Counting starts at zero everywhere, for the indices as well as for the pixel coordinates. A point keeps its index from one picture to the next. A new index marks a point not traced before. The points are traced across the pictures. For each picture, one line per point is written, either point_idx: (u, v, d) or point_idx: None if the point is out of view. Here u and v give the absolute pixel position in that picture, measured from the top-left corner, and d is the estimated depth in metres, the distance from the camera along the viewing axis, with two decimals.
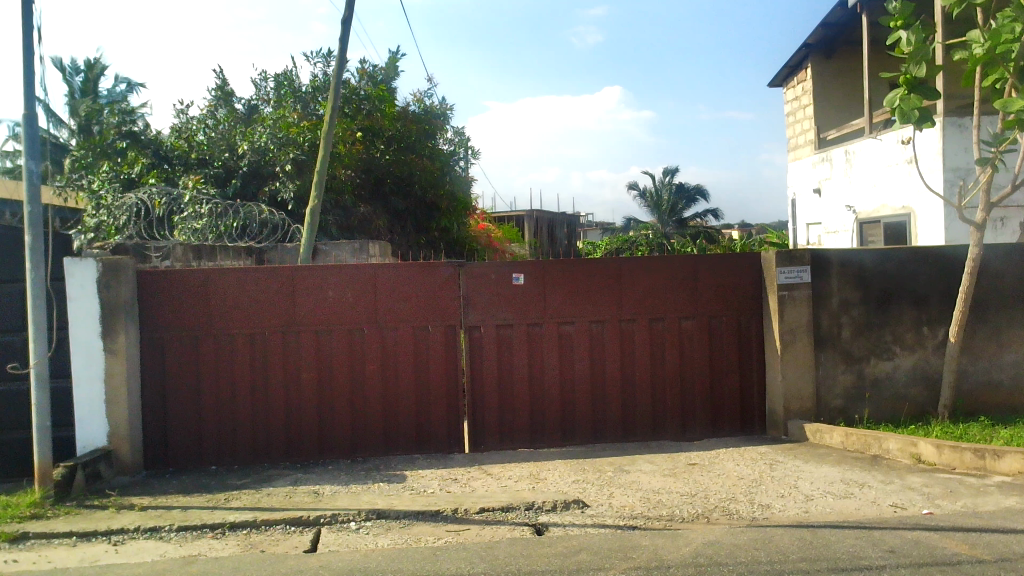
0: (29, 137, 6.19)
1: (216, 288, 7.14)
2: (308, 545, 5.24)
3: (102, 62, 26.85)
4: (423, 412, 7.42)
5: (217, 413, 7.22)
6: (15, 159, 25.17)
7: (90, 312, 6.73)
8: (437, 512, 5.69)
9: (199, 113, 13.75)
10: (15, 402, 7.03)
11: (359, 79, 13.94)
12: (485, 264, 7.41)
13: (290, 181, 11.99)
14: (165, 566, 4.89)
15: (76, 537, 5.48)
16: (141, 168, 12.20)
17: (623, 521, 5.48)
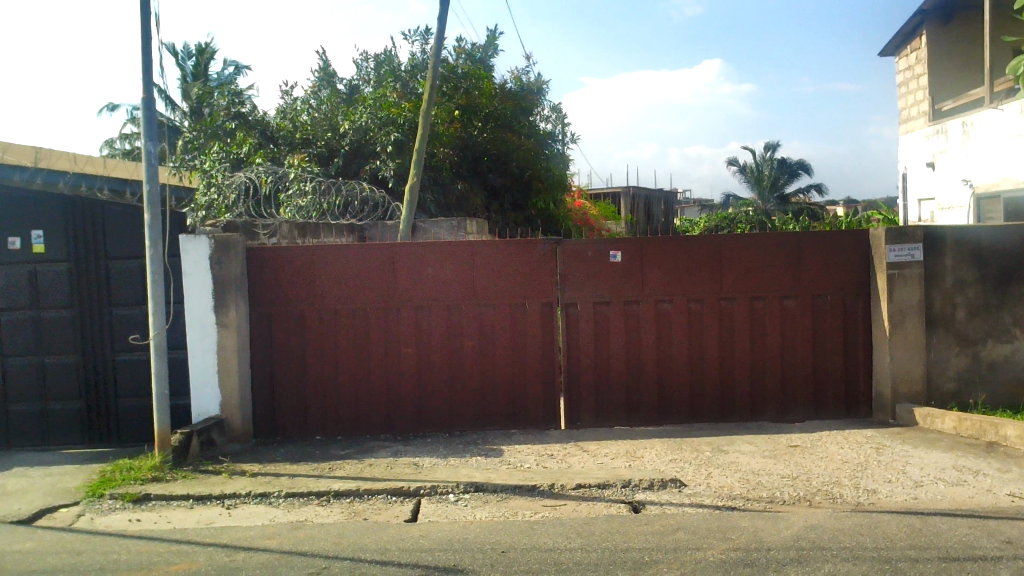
0: (147, 121, 6.50)
1: (320, 265, 7.36)
2: (409, 515, 5.39)
3: (213, 48, 27.83)
4: (519, 389, 7.48)
5: (321, 386, 7.46)
6: (134, 141, 26.44)
7: (204, 287, 7.06)
8: (534, 487, 5.74)
9: (303, 93, 14.14)
10: (136, 371, 7.44)
11: (456, 58, 14.07)
12: (583, 241, 7.39)
13: (391, 160, 12.24)
14: (275, 531, 5.11)
15: (192, 500, 5.79)
16: (249, 149, 12.63)
17: (722, 502, 5.41)
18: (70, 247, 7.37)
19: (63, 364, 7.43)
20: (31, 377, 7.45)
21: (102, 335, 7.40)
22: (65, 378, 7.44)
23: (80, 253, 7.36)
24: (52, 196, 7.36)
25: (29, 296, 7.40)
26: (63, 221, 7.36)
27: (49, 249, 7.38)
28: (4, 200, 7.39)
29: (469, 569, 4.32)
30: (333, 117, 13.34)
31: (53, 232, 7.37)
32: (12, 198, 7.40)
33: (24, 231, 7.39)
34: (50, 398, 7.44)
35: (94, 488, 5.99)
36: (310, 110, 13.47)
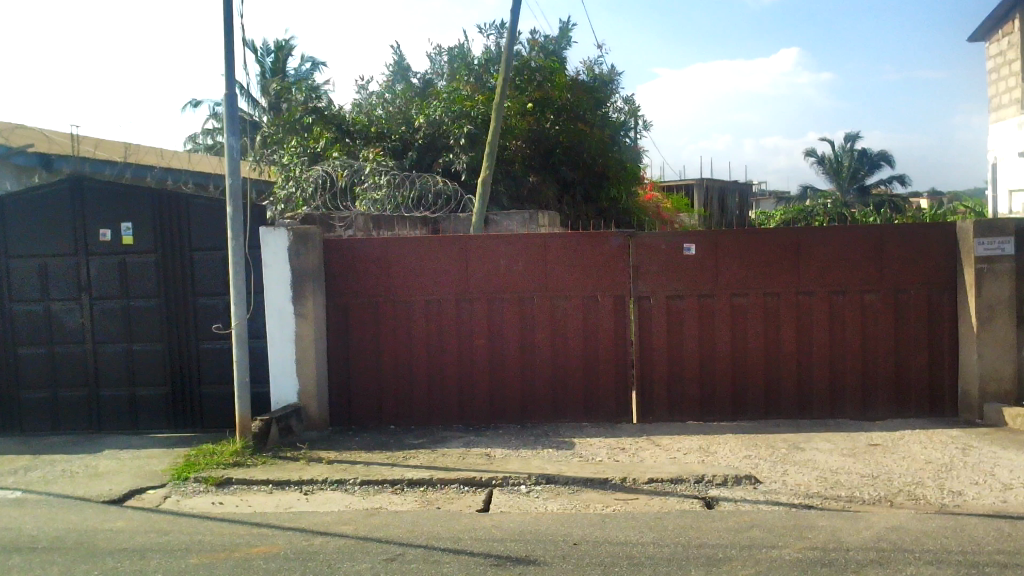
0: (230, 116, 6.69)
1: (395, 256, 7.46)
2: (481, 505, 5.43)
3: (291, 44, 28.42)
4: (591, 382, 7.46)
5: (395, 375, 7.57)
6: (215, 135, 27.23)
7: (283, 278, 7.24)
8: (605, 480, 5.72)
9: (378, 88, 14.34)
10: (218, 359, 7.68)
11: (529, 50, 14.14)
12: (657, 233, 7.32)
13: (464, 153, 12.36)
14: (350, 517, 5.22)
15: (272, 485, 5.95)
16: (326, 143, 12.91)
17: (799, 500, 5.31)
18: (157, 239, 7.64)
19: (150, 351, 7.72)
20: (120, 365, 7.76)
21: (186, 324, 7.67)
22: (152, 365, 7.73)
23: (167, 244, 7.63)
24: (140, 190, 7.63)
25: (119, 286, 7.71)
26: (150, 213, 7.63)
27: (137, 240, 7.66)
28: (95, 192, 7.69)
29: (541, 560, 4.33)
30: (407, 111, 13.50)
31: (141, 223, 7.65)
32: (103, 190, 7.68)
33: (115, 223, 7.69)
34: (138, 384, 7.74)
35: (180, 471, 6.21)
36: (384, 106, 13.81)
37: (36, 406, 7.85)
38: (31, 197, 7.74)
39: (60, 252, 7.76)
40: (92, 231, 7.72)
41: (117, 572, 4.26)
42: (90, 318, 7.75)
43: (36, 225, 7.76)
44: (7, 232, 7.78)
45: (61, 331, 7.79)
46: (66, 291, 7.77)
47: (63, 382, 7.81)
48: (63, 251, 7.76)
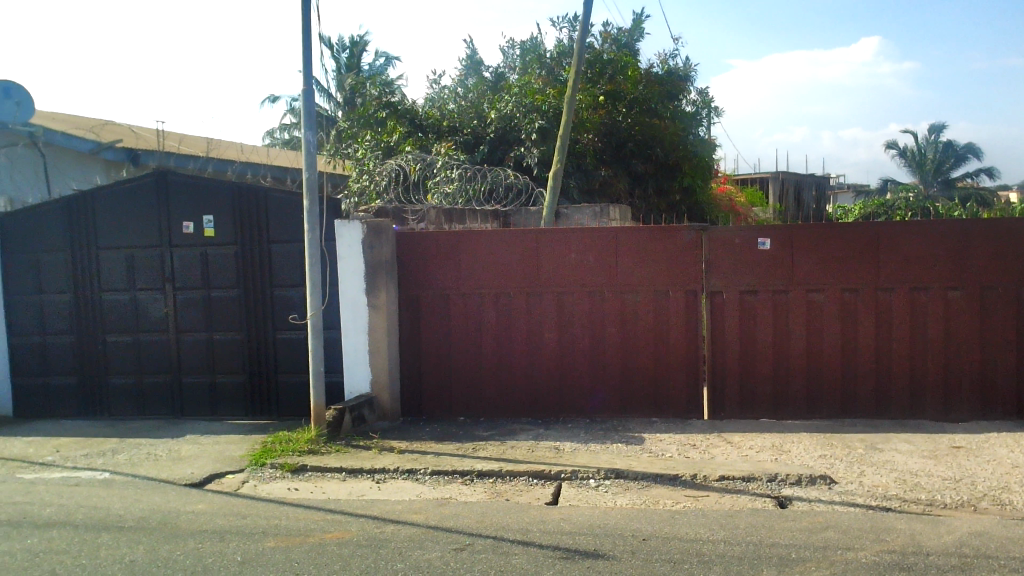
0: (307, 111, 6.83)
1: (466, 249, 7.53)
2: (550, 498, 5.45)
3: (364, 40, 28.84)
4: (661, 377, 7.40)
5: (465, 367, 7.64)
6: (292, 131, 27.82)
7: (357, 270, 7.38)
8: (676, 476, 5.67)
9: (451, 82, 14.52)
10: (294, 349, 7.87)
11: (602, 44, 14.08)
12: (731, 227, 7.21)
13: (535, 148, 12.39)
14: (422, 506, 5.30)
15: (345, 473, 6.09)
16: (399, 138, 13.01)
17: (876, 502, 5.17)
18: (237, 231, 7.86)
19: (230, 340, 7.96)
20: (201, 353, 8.02)
21: (264, 315, 7.88)
22: (231, 354, 7.97)
23: (246, 236, 7.85)
24: (222, 184, 7.84)
25: (201, 277, 7.97)
26: (231, 207, 7.85)
27: (218, 232, 7.90)
28: (179, 186, 7.95)
29: (610, 555, 4.32)
30: (479, 105, 13.55)
31: (222, 216, 7.89)
32: (186, 184, 7.94)
33: (197, 216, 7.94)
34: (218, 372, 7.99)
35: (257, 456, 6.39)
36: (456, 100, 13.90)
37: (123, 391, 8.18)
38: (120, 190, 8.06)
39: (146, 243, 8.05)
40: (176, 224, 7.99)
41: (198, 553, 4.41)
42: (174, 307, 8.03)
43: (124, 217, 8.08)
44: (97, 223, 8.12)
45: (146, 319, 8.09)
46: (151, 281, 8.07)
47: (148, 369, 8.12)
48: (148, 242, 8.06)
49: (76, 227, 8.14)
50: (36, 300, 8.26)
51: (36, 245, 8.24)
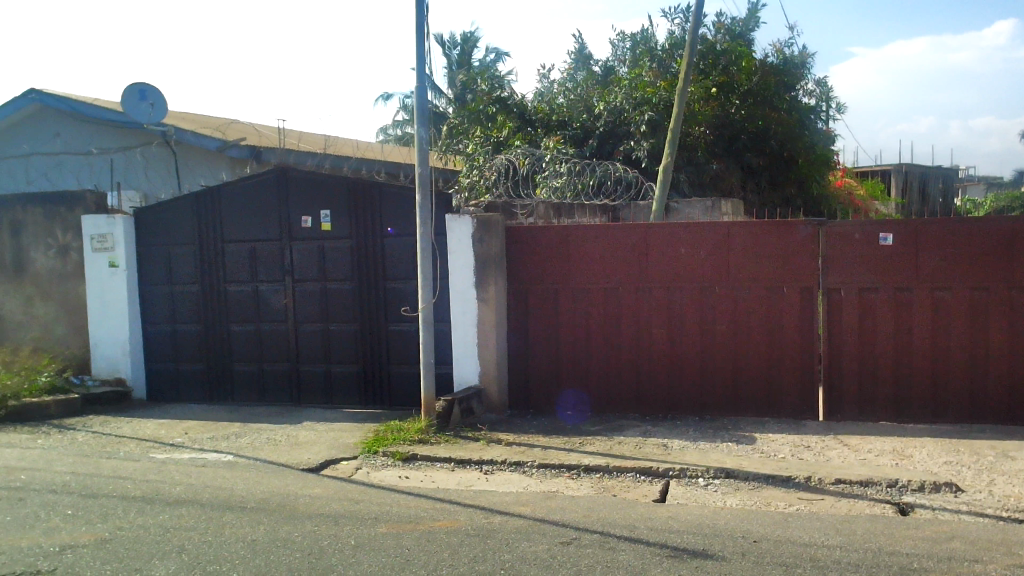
0: (420, 109, 6.97)
1: (575, 244, 7.52)
2: (658, 495, 5.40)
3: (475, 36, 29.24)
4: (774, 376, 7.20)
5: (572, 362, 7.64)
6: (404, 127, 28.43)
7: (467, 264, 7.52)
8: (789, 479, 5.52)
9: (561, 77, 14.72)
10: (406, 340, 8.05)
11: (715, 34, 13.85)
12: (850, 222, 6.93)
13: (645, 141, 12.31)
14: (529, 498, 5.34)
15: (454, 463, 6.21)
16: (508, 132, 13.04)
17: (1006, 513, 4.88)
18: (352, 225, 8.10)
19: (344, 331, 8.22)
20: (318, 342, 8.31)
21: (378, 307, 8.08)
22: (346, 344, 8.23)
23: (362, 230, 8.07)
24: (338, 180, 8.08)
25: (319, 269, 8.25)
26: (347, 201, 8.09)
27: (335, 227, 8.16)
28: (298, 182, 8.25)
29: (720, 555, 4.24)
30: (588, 98, 13.51)
31: (338, 211, 8.14)
32: (305, 180, 8.22)
33: (315, 211, 8.22)
34: (333, 361, 8.27)
35: (370, 444, 6.58)
36: (566, 94, 13.91)
37: (245, 378, 8.57)
38: (244, 186, 8.43)
39: (269, 237, 8.40)
40: (295, 218, 8.30)
41: (314, 535, 4.58)
42: (293, 299, 8.36)
43: (248, 212, 8.45)
44: (223, 218, 8.53)
45: (267, 310, 8.45)
46: (272, 273, 8.41)
47: (268, 357, 8.47)
48: (269, 236, 8.41)
49: (204, 222, 8.59)
50: (167, 291, 8.76)
51: (168, 239, 8.73)
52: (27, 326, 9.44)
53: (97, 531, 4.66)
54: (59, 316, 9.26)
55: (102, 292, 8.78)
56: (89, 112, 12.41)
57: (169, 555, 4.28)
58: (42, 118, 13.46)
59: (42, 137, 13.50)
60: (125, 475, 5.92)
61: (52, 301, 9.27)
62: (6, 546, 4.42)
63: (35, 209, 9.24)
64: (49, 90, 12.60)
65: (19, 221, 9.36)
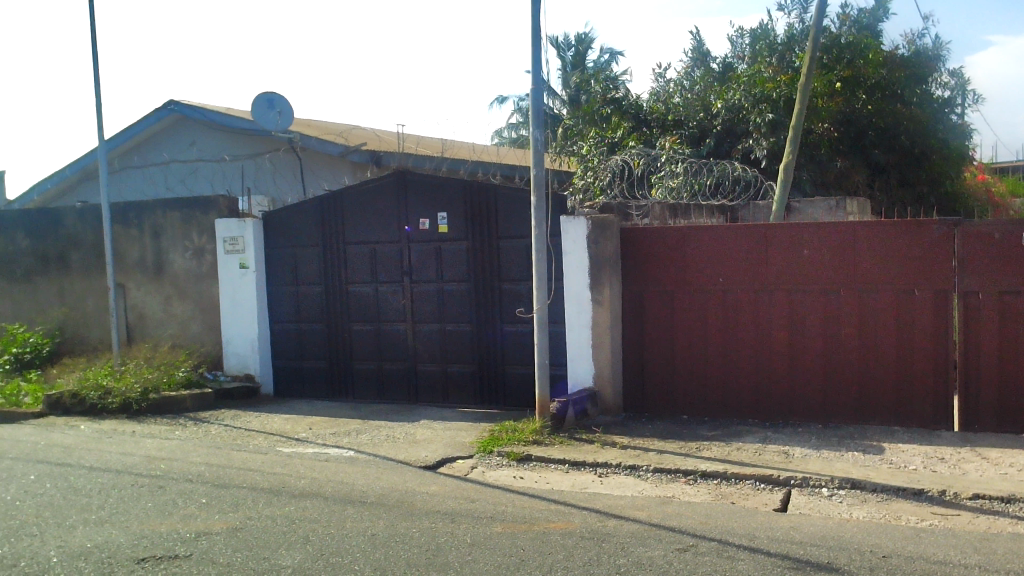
0: (536, 111, 6.99)
1: (692, 244, 7.39)
2: (779, 504, 5.23)
3: (590, 37, 29.25)
4: (905, 382, 6.86)
5: (689, 365, 7.50)
6: (519, 130, 28.64)
7: (582, 265, 7.52)
8: (920, 492, 5.25)
9: (678, 75, 14.70)
10: (520, 342, 8.10)
11: (840, 26, 13.37)
12: (990, 222, 6.51)
13: (765, 139, 12.01)
14: (644, 503, 5.28)
15: (568, 465, 6.21)
16: (624, 133, 12.85)
17: None
18: (469, 227, 8.22)
19: (460, 331, 8.35)
20: (435, 342, 8.48)
21: (494, 307, 8.17)
22: (462, 344, 8.35)
23: (477, 232, 8.18)
24: (455, 183, 8.22)
25: (436, 270, 8.41)
26: (464, 204, 8.22)
27: (451, 229, 8.30)
28: (416, 184, 8.43)
29: (846, 569, 4.08)
30: (705, 97, 13.26)
31: (455, 213, 8.27)
32: (423, 183, 8.39)
33: (432, 214, 8.38)
34: (449, 361, 8.41)
35: (485, 444, 6.66)
36: (683, 93, 13.75)
37: (366, 376, 8.83)
38: (365, 190, 8.69)
39: (388, 239, 8.62)
40: (413, 221, 8.49)
41: (432, 532, 4.66)
42: (411, 299, 8.55)
43: (368, 215, 8.70)
44: (345, 221, 8.81)
45: (387, 310, 8.68)
46: (392, 275, 8.63)
47: (388, 356, 8.70)
48: (389, 238, 8.63)
49: (327, 225, 8.90)
50: (293, 291, 9.12)
51: (293, 241, 9.10)
52: (166, 323, 10.03)
53: (229, 520, 4.90)
54: (196, 314, 9.81)
55: (234, 291, 9.23)
56: (222, 120, 13.06)
57: (295, 545, 4.45)
58: (181, 127, 14.30)
59: (179, 147, 14.39)
60: (255, 467, 6.20)
61: (189, 300, 9.82)
62: (148, 531, 4.70)
63: (173, 213, 9.81)
64: (187, 101, 13.34)
65: (159, 225, 9.95)
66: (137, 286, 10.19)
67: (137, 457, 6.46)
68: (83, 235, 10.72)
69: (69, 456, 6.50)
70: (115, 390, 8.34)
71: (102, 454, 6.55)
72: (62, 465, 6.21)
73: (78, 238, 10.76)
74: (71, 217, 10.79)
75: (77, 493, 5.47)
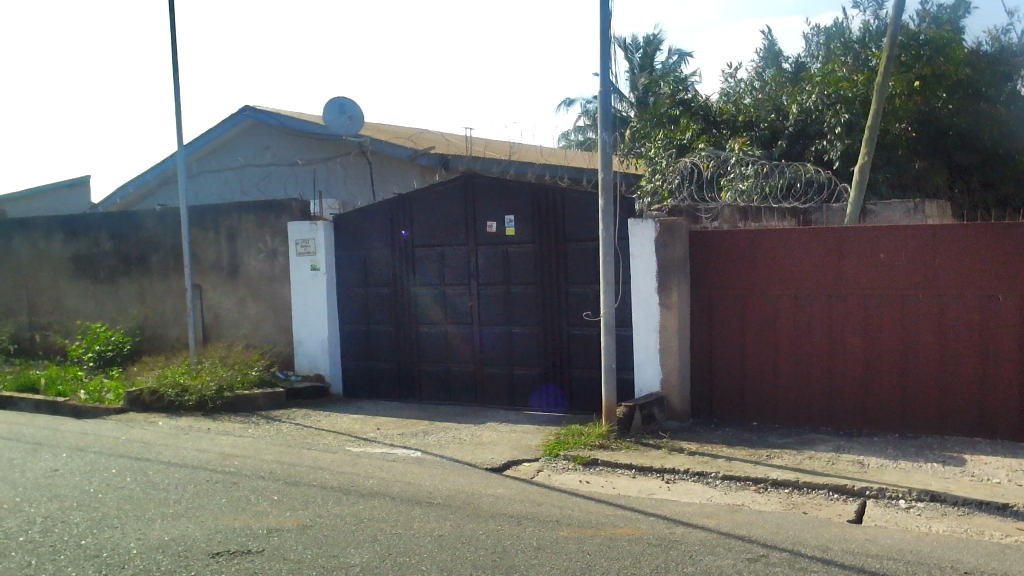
0: (604, 113, 6.95)
1: (764, 248, 7.25)
2: (854, 516, 5.09)
3: (659, 38, 29.07)
4: (987, 392, 6.60)
5: (759, 371, 7.36)
6: (586, 131, 28.58)
7: (650, 269, 7.46)
8: (1005, 506, 5.04)
9: (749, 75, 14.52)
10: (587, 345, 8.05)
11: (918, 23, 12.98)
12: None
13: (839, 141, 11.74)
14: (713, 511, 5.19)
15: (636, 471, 6.14)
16: (692, 135, 12.61)
17: None
18: (536, 230, 8.21)
19: (526, 334, 8.36)
20: (502, 344, 8.50)
21: (560, 311, 8.15)
22: (528, 347, 8.35)
23: (545, 235, 8.18)
24: (523, 186, 8.23)
25: (503, 273, 8.44)
26: (531, 207, 8.22)
27: (518, 232, 8.31)
28: (484, 187, 8.47)
29: None
30: (778, 97, 13.02)
31: (522, 216, 8.28)
32: (491, 186, 8.42)
33: (500, 216, 8.41)
34: (515, 363, 8.43)
35: (551, 447, 6.64)
36: (754, 93, 13.56)
37: (433, 378, 8.90)
38: (433, 194, 8.77)
39: (456, 241, 8.68)
40: (481, 223, 8.53)
41: (497, 534, 4.67)
42: (478, 302, 8.59)
43: (436, 218, 8.78)
44: (414, 224, 8.90)
45: (455, 312, 8.74)
46: (459, 277, 8.69)
47: (454, 358, 8.76)
48: (456, 240, 8.68)
49: (396, 227, 9.01)
50: (362, 293, 9.26)
51: (363, 243, 9.23)
52: (240, 324, 10.29)
53: (300, 517, 4.99)
54: (269, 315, 10.03)
55: (305, 293, 9.41)
56: (295, 125, 13.34)
57: (364, 544, 4.51)
58: (256, 132, 14.65)
59: (255, 151, 14.75)
60: (325, 465, 6.31)
61: (262, 301, 10.06)
62: (222, 526, 4.82)
63: (248, 216, 10.06)
64: (261, 107, 13.67)
65: (234, 228, 10.22)
66: (213, 287, 10.48)
67: (211, 453, 6.64)
68: (162, 237, 11.08)
69: (148, 450, 6.72)
70: (191, 388, 8.60)
71: (178, 450, 6.75)
72: (142, 460, 6.42)
73: (158, 240, 11.12)
74: (151, 219, 11.16)
75: (156, 487, 5.65)
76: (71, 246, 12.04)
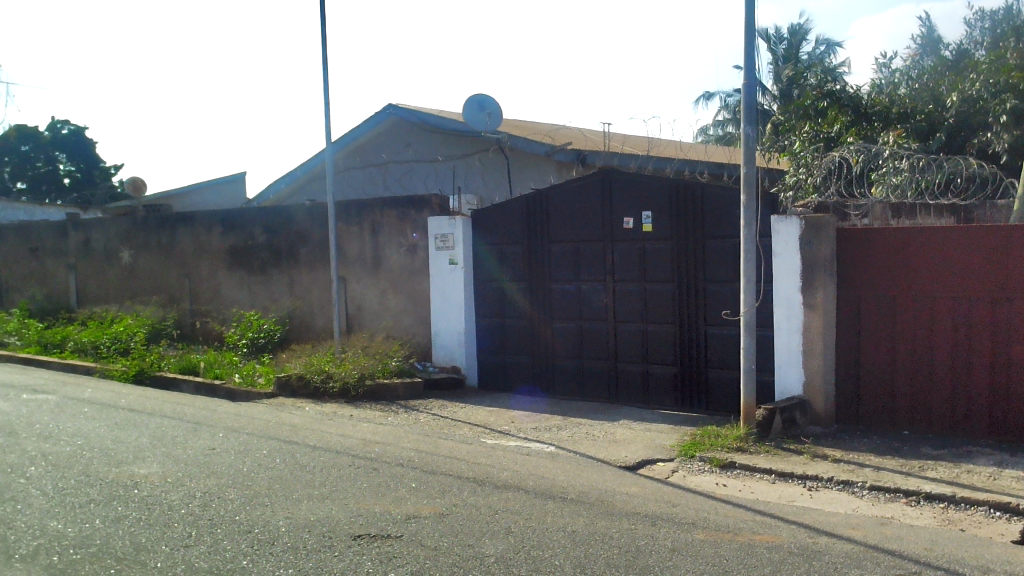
0: (747, 106, 6.73)
1: (920, 248, 6.84)
2: (1018, 536, 4.73)
3: (806, 29, 28.02)
4: None
5: (913, 377, 6.95)
6: (726, 126, 27.90)
7: (794, 267, 7.21)
8: None
9: (906, 65, 13.82)
10: (725, 345, 7.85)
11: None
12: None
13: (1006, 132, 11.06)
14: (860, 522, 4.94)
15: (775, 476, 5.94)
16: (840, 127, 11.59)
17: None
18: (674, 226, 8.08)
19: (662, 331, 8.23)
20: (637, 341, 8.40)
21: (697, 309, 7.98)
22: (664, 344, 8.23)
23: (683, 231, 8.03)
24: (661, 182, 8.10)
25: (640, 269, 8.35)
26: (669, 203, 8.09)
27: (656, 228, 8.20)
28: (622, 183, 8.40)
29: None
30: (936, 89, 12.41)
31: (659, 212, 8.17)
32: (628, 182, 8.35)
33: (637, 212, 8.32)
34: (650, 361, 8.32)
35: (687, 448, 6.52)
36: (910, 84, 12.97)
37: (567, 373, 8.92)
38: (571, 190, 8.77)
39: (593, 238, 8.65)
40: (618, 220, 8.46)
41: (631, 533, 4.63)
42: (614, 298, 8.53)
43: (574, 214, 8.77)
44: (551, 220, 8.93)
45: (590, 309, 8.70)
46: (595, 274, 8.65)
47: (589, 354, 8.74)
48: (593, 236, 8.65)
49: (533, 223, 9.07)
50: (499, 287, 9.38)
51: (500, 238, 9.34)
52: (381, 315, 10.64)
53: (436, 505, 5.11)
54: (409, 307, 10.34)
55: (443, 286, 9.62)
56: (437, 122, 13.64)
57: (498, 535, 4.57)
58: (398, 129, 15.08)
59: (397, 147, 15.19)
60: (460, 456, 6.44)
61: (402, 294, 10.38)
62: (364, 510, 5.00)
63: (390, 211, 10.39)
64: (404, 105, 14.06)
65: (377, 223, 10.57)
66: (356, 279, 10.88)
67: (354, 439, 6.91)
68: (311, 231, 11.60)
69: (294, 434, 7.06)
70: (336, 375, 8.96)
71: (324, 434, 7.05)
72: (289, 442, 6.75)
73: (306, 234, 11.66)
74: (301, 214, 11.70)
75: (303, 469, 5.93)
76: (228, 239, 12.79)
